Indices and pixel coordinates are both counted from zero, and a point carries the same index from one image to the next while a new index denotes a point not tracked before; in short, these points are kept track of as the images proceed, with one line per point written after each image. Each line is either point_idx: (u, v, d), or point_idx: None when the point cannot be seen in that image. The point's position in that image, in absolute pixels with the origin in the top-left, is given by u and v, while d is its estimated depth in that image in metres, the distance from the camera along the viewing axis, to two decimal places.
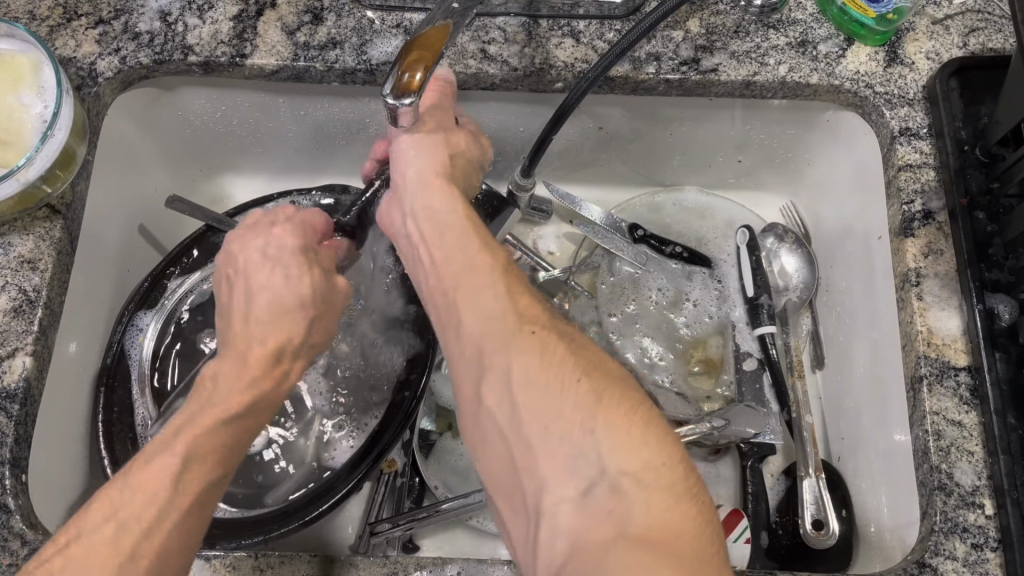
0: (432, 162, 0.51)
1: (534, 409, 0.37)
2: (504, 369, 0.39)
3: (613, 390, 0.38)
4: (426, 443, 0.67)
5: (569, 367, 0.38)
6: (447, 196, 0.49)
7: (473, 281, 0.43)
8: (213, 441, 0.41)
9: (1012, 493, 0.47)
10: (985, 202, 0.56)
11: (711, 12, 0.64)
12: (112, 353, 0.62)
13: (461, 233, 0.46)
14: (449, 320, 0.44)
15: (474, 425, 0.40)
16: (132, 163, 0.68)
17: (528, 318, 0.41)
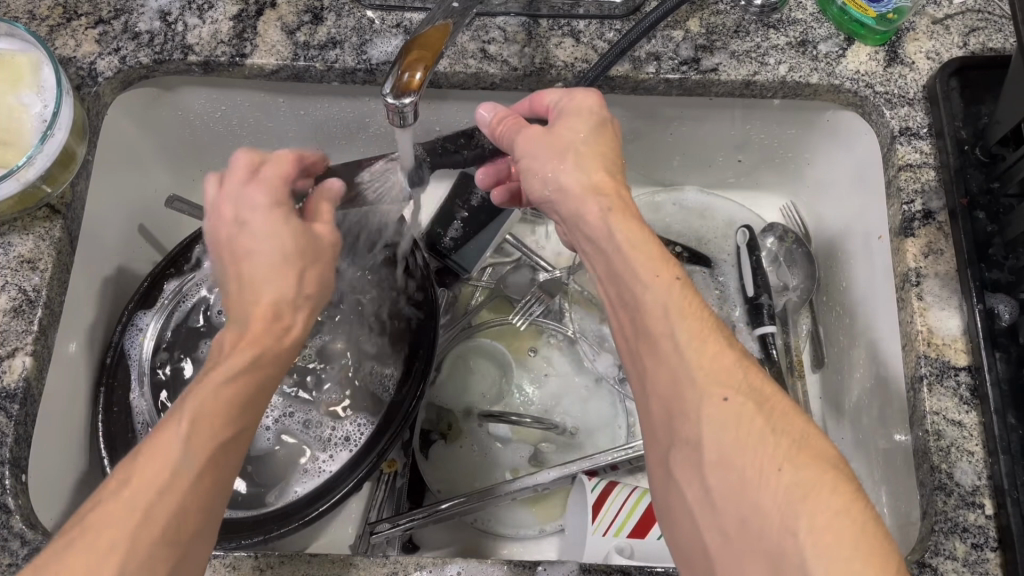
0: (589, 166, 0.46)
1: (731, 494, 0.35)
2: (696, 441, 0.37)
3: (821, 483, 0.34)
4: (426, 443, 0.66)
5: (768, 445, 0.35)
6: (612, 219, 0.44)
7: (655, 327, 0.40)
8: (221, 400, 0.38)
9: (1012, 493, 0.47)
10: (985, 202, 0.56)
11: (711, 12, 0.64)
12: (112, 353, 0.62)
13: (631, 259, 0.42)
14: (636, 374, 0.42)
15: (666, 495, 0.39)
16: (132, 162, 0.68)
17: (719, 379, 0.38)
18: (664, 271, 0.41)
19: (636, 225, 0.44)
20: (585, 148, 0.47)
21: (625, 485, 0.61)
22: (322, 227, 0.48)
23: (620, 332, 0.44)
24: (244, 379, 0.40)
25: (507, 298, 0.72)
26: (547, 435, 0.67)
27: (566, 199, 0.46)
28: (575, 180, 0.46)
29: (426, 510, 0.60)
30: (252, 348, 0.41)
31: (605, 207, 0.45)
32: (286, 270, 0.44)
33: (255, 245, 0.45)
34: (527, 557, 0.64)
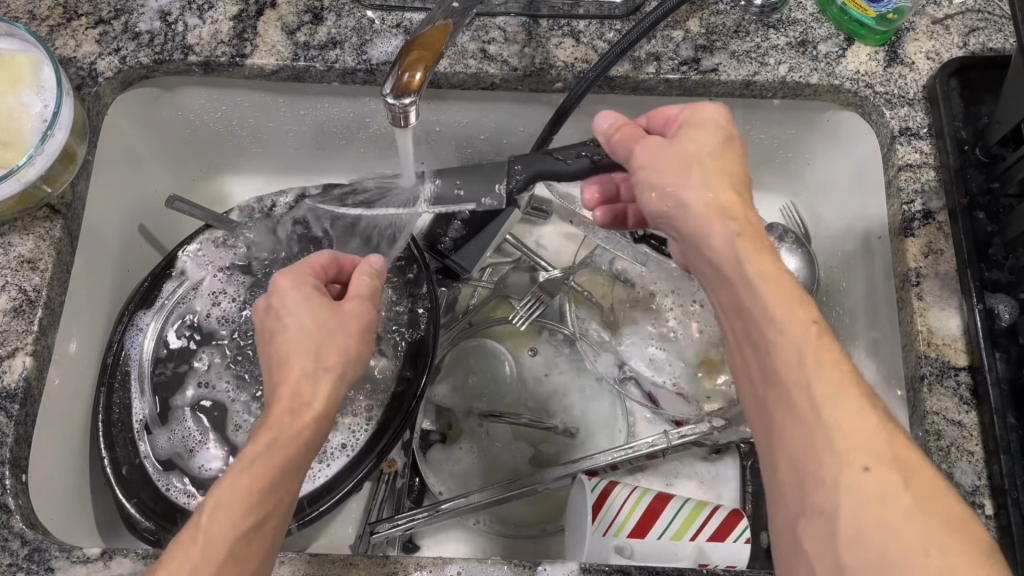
0: (711, 183, 0.45)
1: (864, 571, 0.33)
2: (830, 509, 0.35)
3: (967, 571, 0.32)
4: (426, 443, 0.66)
5: (915, 526, 0.33)
6: (740, 246, 0.42)
7: (796, 378, 0.38)
8: (243, 486, 0.38)
9: (1012, 492, 0.47)
10: (985, 202, 0.56)
11: (711, 12, 0.64)
12: (112, 353, 0.62)
13: (761, 296, 0.41)
14: (762, 419, 0.41)
15: (789, 556, 0.38)
16: (132, 162, 0.68)
17: (863, 444, 0.36)
18: (800, 314, 0.40)
19: (764, 256, 0.42)
20: (708, 160, 0.46)
21: (625, 485, 0.61)
22: (351, 300, 0.46)
23: (750, 373, 0.42)
24: (268, 469, 0.38)
25: (508, 298, 0.72)
26: (547, 435, 0.67)
27: (688, 219, 0.45)
28: (697, 197, 0.44)
29: (426, 510, 0.60)
30: (273, 430, 0.40)
31: (732, 231, 0.43)
32: (310, 347, 0.43)
33: (286, 326, 0.44)
34: (527, 558, 0.64)
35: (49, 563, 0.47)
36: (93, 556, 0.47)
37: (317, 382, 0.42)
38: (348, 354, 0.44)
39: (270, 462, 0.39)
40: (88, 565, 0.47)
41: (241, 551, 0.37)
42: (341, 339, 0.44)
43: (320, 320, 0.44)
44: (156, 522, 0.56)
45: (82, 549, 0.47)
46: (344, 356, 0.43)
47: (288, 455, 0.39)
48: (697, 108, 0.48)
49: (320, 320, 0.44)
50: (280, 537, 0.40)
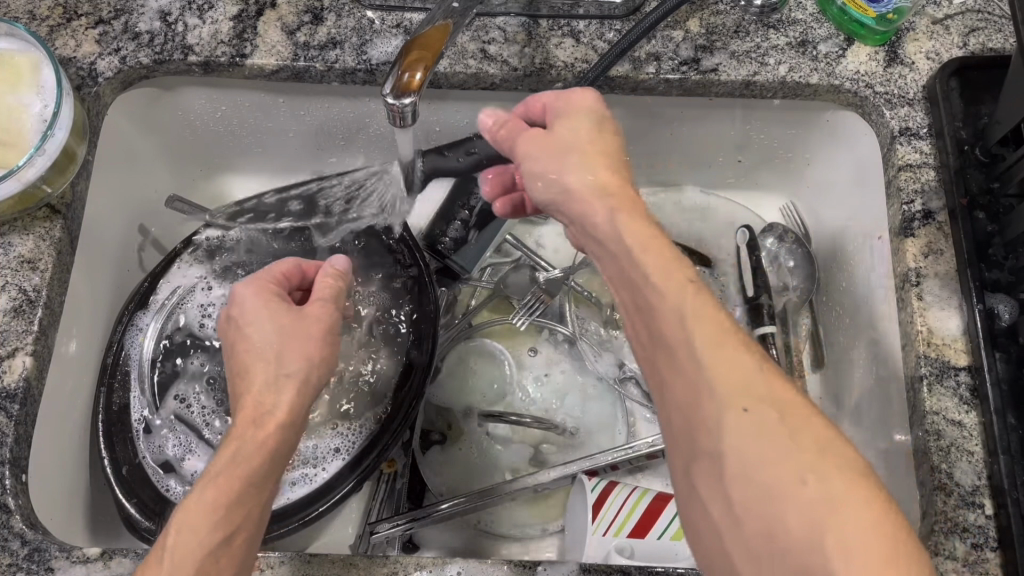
0: (591, 164, 0.45)
1: (755, 510, 0.33)
2: (717, 454, 0.35)
3: (847, 493, 0.32)
4: (426, 443, 0.66)
5: (792, 460, 0.33)
6: (619, 220, 0.42)
7: (671, 331, 0.38)
8: (203, 504, 0.38)
9: (1012, 493, 0.47)
10: (985, 202, 0.56)
11: (711, 12, 0.64)
12: (112, 353, 0.62)
13: (641, 260, 0.40)
14: (653, 379, 0.40)
15: (688, 507, 0.37)
16: (132, 162, 0.68)
17: (741, 389, 0.35)
18: (675, 272, 0.39)
19: (644, 224, 0.42)
20: (588, 145, 0.46)
21: (625, 486, 0.61)
22: (315, 305, 0.47)
23: (635, 332, 0.42)
24: (233, 482, 0.39)
25: (507, 298, 0.72)
26: (547, 436, 0.67)
27: (572, 203, 0.45)
28: (577, 181, 0.44)
29: (425, 510, 0.60)
30: (234, 442, 0.40)
31: (612, 208, 0.43)
32: (274, 356, 0.44)
33: (252, 336, 0.45)
34: (528, 557, 0.65)
35: (48, 563, 0.47)
36: (93, 556, 0.47)
37: (283, 389, 0.43)
38: (312, 357, 0.44)
39: (234, 475, 0.39)
40: (87, 565, 0.47)
41: (207, 565, 0.37)
42: (306, 347, 0.45)
43: (284, 330, 0.45)
44: (156, 522, 0.56)
45: (81, 549, 0.47)
46: (308, 360, 0.44)
47: (251, 467, 0.40)
48: (574, 95, 0.48)
49: (285, 329, 0.45)
50: (252, 550, 0.40)
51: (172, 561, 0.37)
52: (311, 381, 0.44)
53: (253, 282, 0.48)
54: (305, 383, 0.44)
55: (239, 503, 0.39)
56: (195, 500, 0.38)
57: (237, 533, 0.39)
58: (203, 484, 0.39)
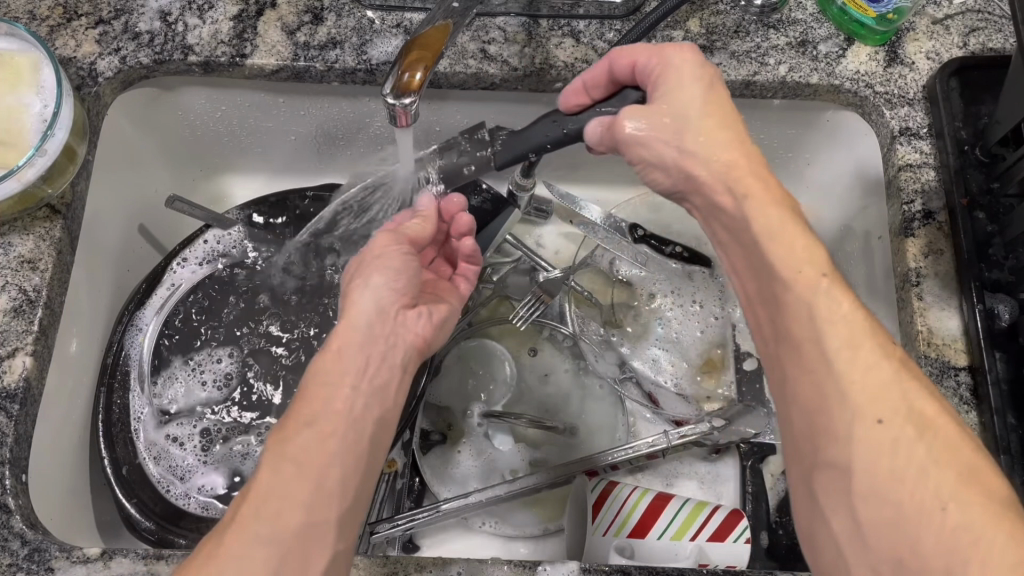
0: (721, 144, 0.46)
1: (884, 527, 0.35)
2: (844, 465, 0.37)
3: (985, 521, 0.34)
4: (426, 444, 0.66)
5: (928, 482, 0.35)
6: (751, 208, 0.43)
7: (804, 330, 0.40)
8: (303, 402, 0.43)
9: (1012, 492, 0.47)
10: (985, 202, 0.56)
11: (711, 12, 0.64)
12: (112, 353, 0.62)
13: (770, 255, 0.42)
14: (775, 375, 0.42)
15: (807, 508, 0.39)
16: (132, 162, 0.68)
17: (879, 402, 0.37)
18: (813, 267, 0.40)
19: (776, 207, 0.43)
20: (705, 119, 0.47)
21: (625, 485, 0.61)
22: (379, 234, 0.53)
23: (761, 321, 0.44)
24: (318, 383, 0.43)
25: (508, 298, 0.72)
26: (548, 436, 0.67)
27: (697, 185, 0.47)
28: (704, 168, 0.46)
29: (425, 511, 0.60)
30: (330, 346, 0.45)
31: (740, 190, 0.44)
32: (366, 269, 0.49)
33: (363, 268, 0.49)
34: (529, 556, 0.65)
35: (49, 563, 0.47)
36: (93, 556, 0.47)
37: (358, 298, 0.47)
38: (405, 265, 0.50)
39: (319, 384, 0.43)
40: (88, 565, 0.47)
41: (302, 456, 0.40)
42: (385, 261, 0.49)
43: (388, 258, 0.50)
44: (156, 522, 0.57)
45: (81, 549, 0.47)
46: (396, 273, 0.49)
47: (339, 367, 0.44)
48: (668, 54, 0.49)
49: (388, 257, 0.50)
50: (354, 448, 0.42)
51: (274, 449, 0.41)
52: (387, 293, 0.48)
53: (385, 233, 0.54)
54: (382, 293, 0.48)
55: (325, 396, 0.43)
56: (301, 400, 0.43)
57: (319, 423, 0.41)
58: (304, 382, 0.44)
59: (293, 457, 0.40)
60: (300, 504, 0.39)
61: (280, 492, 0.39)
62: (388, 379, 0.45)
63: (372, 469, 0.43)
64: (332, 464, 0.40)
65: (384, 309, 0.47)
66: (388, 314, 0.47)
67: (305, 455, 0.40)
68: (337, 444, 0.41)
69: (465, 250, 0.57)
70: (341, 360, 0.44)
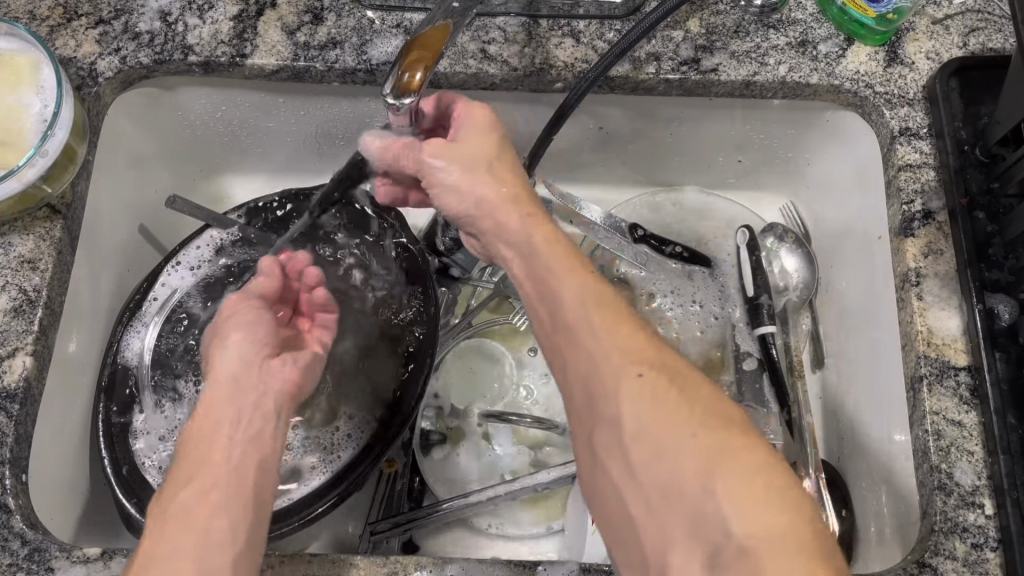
0: (498, 174, 0.49)
1: (651, 466, 0.36)
2: (615, 419, 0.38)
3: (730, 442, 0.35)
4: (426, 444, 0.66)
5: (681, 414, 0.36)
6: (528, 223, 0.47)
7: (574, 313, 0.42)
8: (183, 467, 0.44)
9: (1012, 492, 0.47)
10: (985, 202, 0.56)
11: (711, 12, 0.64)
12: (112, 353, 0.62)
13: (544, 256, 0.45)
14: (555, 363, 0.43)
15: (591, 474, 0.40)
16: (132, 162, 0.68)
17: (634, 358, 0.39)
18: (575, 266, 0.44)
19: (542, 224, 0.47)
20: (494, 161, 0.50)
21: None
22: (228, 300, 0.56)
23: (538, 320, 0.45)
24: (195, 447, 0.45)
25: (507, 298, 0.72)
26: (548, 436, 0.67)
27: (480, 211, 0.49)
28: (490, 191, 0.48)
29: (425, 511, 0.60)
30: (203, 410, 0.47)
31: (523, 211, 0.48)
32: (240, 335, 0.52)
33: (228, 336, 0.52)
34: (529, 557, 0.64)
35: (48, 563, 0.47)
36: (93, 556, 0.47)
37: (219, 358, 0.50)
38: (257, 324, 0.53)
39: (195, 443, 0.45)
40: (87, 565, 0.47)
41: (186, 512, 0.41)
42: (257, 330, 0.53)
43: (249, 322, 0.53)
44: None
45: (82, 549, 0.47)
46: (257, 336, 0.52)
47: (217, 425, 0.46)
48: (472, 108, 0.51)
49: (248, 322, 0.53)
50: (242, 497, 0.43)
51: (157, 519, 0.41)
52: (249, 348, 0.51)
53: (247, 292, 0.56)
54: (244, 350, 0.51)
55: (202, 456, 0.44)
56: (178, 468, 0.44)
57: (196, 476, 0.43)
58: (176, 458, 0.45)
59: (176, 517, 0.41)
60: (190, 555, 0.39)
61: (165, 555, 0.39)
62: (263, 426, 0.48)
63: (263, 513, 0.44)
64: (216, 512, 0.41)
65: (245, 365, 0.50)
66: (252, 365, 0.51)
67: (188, 510, 0.41)
68: (218, 495, 0.42)
69: (317, 301, 0.59)
70: (218, 418, 0.46)
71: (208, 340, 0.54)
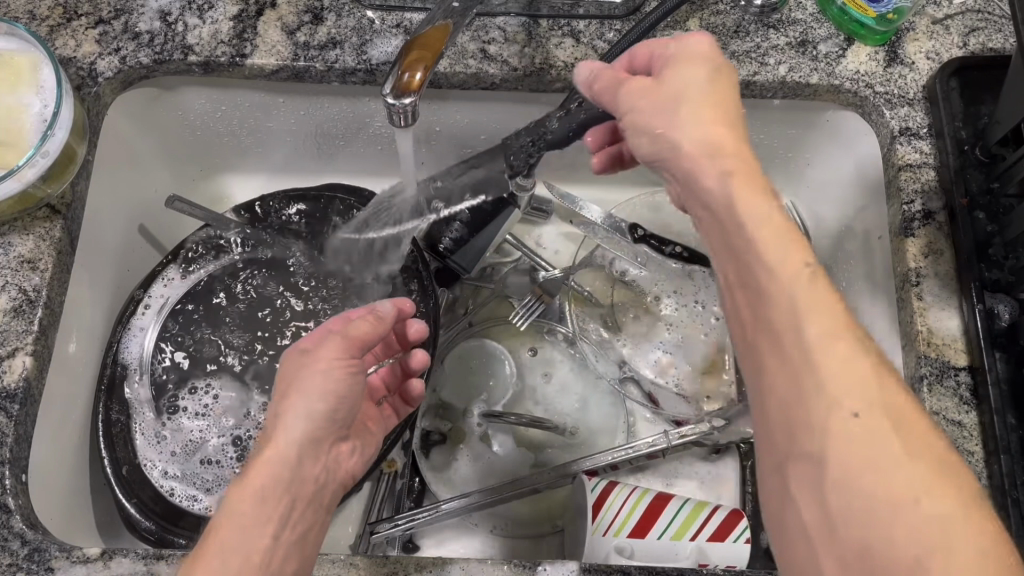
0: (704, 123, 0.43)
1: (857, 524, 0.31)
2: (818, 455, 0.33)
3: (954, 518, 0.30)
4: (426, 443, 0.66)
5: (898, 471, 0.31)
6: (733, 189, 0.40)
7: (787, 317, 0.35)
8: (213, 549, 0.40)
9: (1012, 492, 0.47)
10: (985, 202, 0.56)
11: (711, 12, 0.64)
12: (111, 353, 0.62)
13: (752, 235, 0.38)
14: (748, 362, 0.38)
15: (778, 506, 0.35)
16: (132, 162, 0.68)
17: (857, 391, 0.33)
18: (795, 256, 0.37)
19: (759, 194, 0.39)
20: (701, 97, 0.44)
21: (625, 485, 0.61)
22: (326, 337, 0.49)
23: (735, 305, 0.39)
24: (232, 529, 0.41)
25: (508, 298, 0.72)
26: (548, 437, 0.67)
27: (679, 156, 0.43)
28: (691, 138, 0.43)
29: (424, 511, 0.60)
30: (253, 485, 0.42)
31: (723, 169, 0.41)
32: (323, 399, 0.46)
33: (303, 386, 0.46)
34: (528, 557, 0.64)
35: (48, 563, 0.47)
36: (93, 556, 0.47)
37: (286, 425, 0.45)
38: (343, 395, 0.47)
39: (231, 522, 0.41)
40: (88, 565, 0.47)
41: None
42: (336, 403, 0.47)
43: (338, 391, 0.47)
44: (156, 522, 0.57)
45: (82, 549, 0.47)
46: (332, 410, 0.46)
47: (258, 510, 0.42)
48: (685, 40, 0.46)
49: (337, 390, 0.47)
50: None
51: None
52: (320, 422, 0.46)
53: (334, 337, 0.49)
54: (317, 423, 0.46)
55: (234, 552, 0.40)
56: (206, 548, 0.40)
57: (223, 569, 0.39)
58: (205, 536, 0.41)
59: None
60: None
61: None
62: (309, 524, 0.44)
63: None
64: None
65: (310, 442, 0.46)
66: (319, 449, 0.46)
67: None
68: None
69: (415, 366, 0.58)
70: (265, 502, 0.42)
71: (285, 375, 0.49)
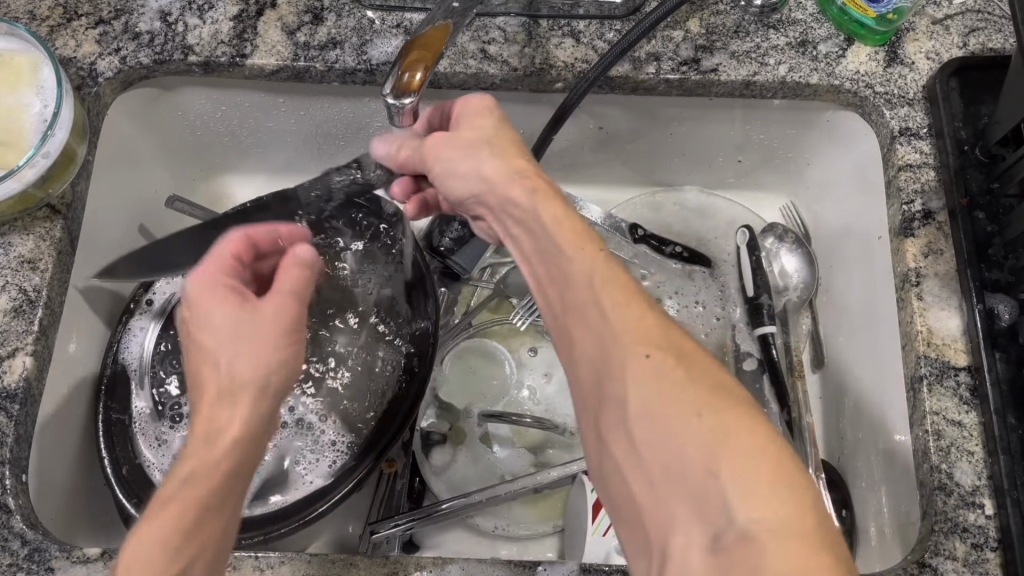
0: (502, 157, 0.45)
1: (656, 450, 0.33)
2: (621, 398, 0.35)
3: (739, 427, 0.32)
4: (426, 445, 0.66)
5: (684, 395, 0.33)
6: (537, 199, 0.42)
7: (583, 290, 0.38)
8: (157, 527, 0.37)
9: (1012, 492, 0.47)
10: (985, 202, 0.56)
11: (711, 12, 0.64)
12: (111, 354, 0.62)
13: (550, 230, 0.40)
14: (561, 344, 0.40)
15: (597, 460, 0.36)
16: (132, 162, 0.68)
17: (641, 337, 0.35)
18: (586, 242, 0.39)
19: (558, 198, 0.42)
20: (494, 137, 0.46)
21: None
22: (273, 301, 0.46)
23: (543, 293, 0.41)
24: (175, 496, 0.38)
25: (507, 298, 0.72)
26: (548, 437, 0.67)
27: (484, 188, 0.45)
28: (493, 167, 0.44)
29: (425, 511, 0.60)
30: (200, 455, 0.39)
31: (529, 186, 0.42)
32: (253, 346, 0.44)
33: (237, 349, 0.44)
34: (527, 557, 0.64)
35: (49, 563, 0.47)
36: (93, 556, 0.47)
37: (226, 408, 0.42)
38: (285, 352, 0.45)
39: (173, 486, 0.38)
40: (88, 565, 0.47)
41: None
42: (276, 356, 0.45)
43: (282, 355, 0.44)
44: None
45: (82, 549, 0.47)
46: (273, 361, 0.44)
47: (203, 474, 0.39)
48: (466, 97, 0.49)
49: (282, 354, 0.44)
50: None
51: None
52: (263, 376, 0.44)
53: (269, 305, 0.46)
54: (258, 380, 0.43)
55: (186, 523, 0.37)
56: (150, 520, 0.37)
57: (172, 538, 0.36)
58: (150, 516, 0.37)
59: None
60: None
61: None
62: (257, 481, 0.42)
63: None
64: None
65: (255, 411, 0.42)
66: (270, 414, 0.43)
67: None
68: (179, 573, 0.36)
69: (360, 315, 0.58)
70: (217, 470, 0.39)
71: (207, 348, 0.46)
